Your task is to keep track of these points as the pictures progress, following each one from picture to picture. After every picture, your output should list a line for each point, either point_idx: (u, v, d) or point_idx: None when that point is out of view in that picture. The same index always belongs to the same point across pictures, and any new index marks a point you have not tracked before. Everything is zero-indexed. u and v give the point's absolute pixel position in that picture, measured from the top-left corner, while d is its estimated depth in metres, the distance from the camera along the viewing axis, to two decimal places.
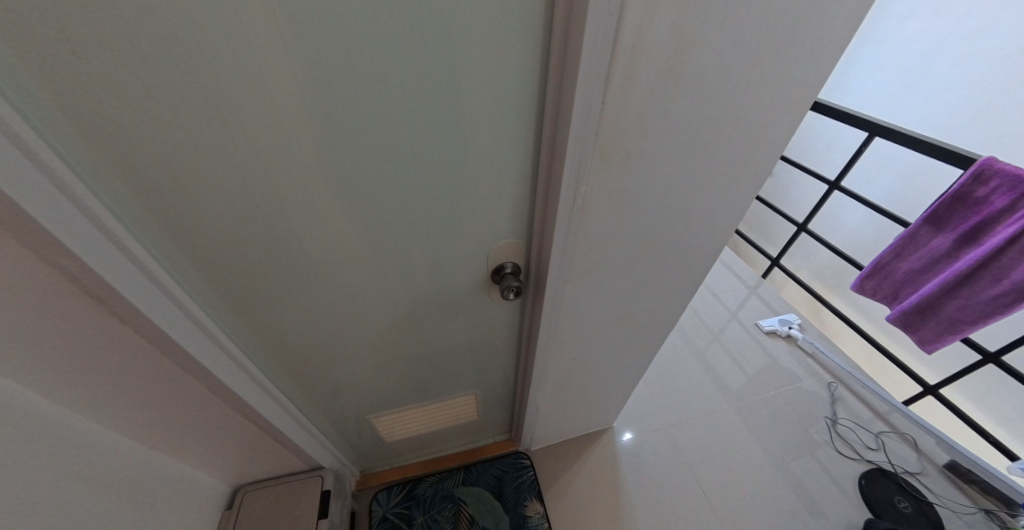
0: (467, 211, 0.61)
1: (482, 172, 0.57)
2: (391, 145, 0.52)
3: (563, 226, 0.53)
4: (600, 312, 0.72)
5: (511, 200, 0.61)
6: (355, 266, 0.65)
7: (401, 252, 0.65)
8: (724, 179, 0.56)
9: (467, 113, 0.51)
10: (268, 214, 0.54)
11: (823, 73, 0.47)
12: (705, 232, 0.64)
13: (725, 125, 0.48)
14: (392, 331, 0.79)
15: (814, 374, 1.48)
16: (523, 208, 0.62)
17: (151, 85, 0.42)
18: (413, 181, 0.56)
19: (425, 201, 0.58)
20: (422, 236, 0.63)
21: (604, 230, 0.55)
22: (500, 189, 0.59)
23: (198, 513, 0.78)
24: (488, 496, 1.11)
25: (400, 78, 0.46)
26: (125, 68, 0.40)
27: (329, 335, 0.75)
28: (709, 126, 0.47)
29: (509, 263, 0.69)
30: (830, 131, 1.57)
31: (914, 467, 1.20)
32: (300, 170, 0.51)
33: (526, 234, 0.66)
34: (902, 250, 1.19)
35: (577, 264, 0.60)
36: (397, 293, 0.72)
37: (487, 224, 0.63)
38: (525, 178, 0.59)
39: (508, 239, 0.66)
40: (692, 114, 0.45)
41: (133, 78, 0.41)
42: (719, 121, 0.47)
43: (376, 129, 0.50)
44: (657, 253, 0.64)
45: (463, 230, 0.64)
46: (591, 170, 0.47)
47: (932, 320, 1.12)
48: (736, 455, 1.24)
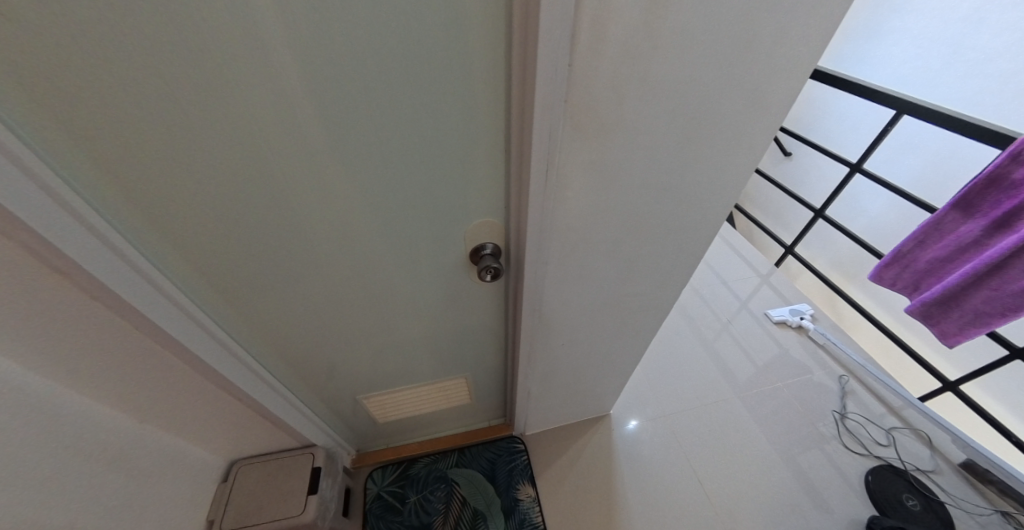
0: (445, 189, 0.58)
1: (457, 148, 0.54)
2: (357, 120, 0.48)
3: (538, 203, 0.50)
4: (585, 296, 0.70)
5: (489, 179, 0.58)
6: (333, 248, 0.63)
7: (378, 232, 0.63)
8: (713, 155, 0.52)
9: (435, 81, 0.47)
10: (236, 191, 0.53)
11: (820, 33, 0.43)
12: (695, 213, 0.60)
13: (710, 92, 0.44)
14: (379, 314, 0.78)
15: (824, 367, 1.42)
16: (503, 187, 0.59)
17: (87, 51, 0.38)
18: (384, 158, 0.53)
19: (399, 180, 0.56)
20: (398, 216, 0.61)
21: (582, 208, 0.52)
22: (478, 165, 0.56)
23: (193, 484, 0.80)
24: (481, 478, 1.11)
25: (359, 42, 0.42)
26: (57, 32, 0.37)
27: (314, 317, 0.74)
28: (691, 92, 0.44)
29: (489, 244, 0.67)
30: (853, 110, 1.46)
31: (926, 464, 1.14)
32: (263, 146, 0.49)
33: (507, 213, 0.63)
34: (926, 238, 1.12)
35: (555, 245, 0.57)
36: (381, 276, 0.71)
37: (466, 203, 0.61)
38: (504, 155, 0.55)
39: (486, 219, 0.63)
40: (671, 78, 0.41)
41: (66, 42, 0.38)
42: (704, 87, 0.43)
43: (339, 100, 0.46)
44: (643, 233, 0.61)
45: (441, 210, 0.61)
46: (563, 141, 0.43)
47: (955, 312, 1.06)
48: (737, 446, 1.21)
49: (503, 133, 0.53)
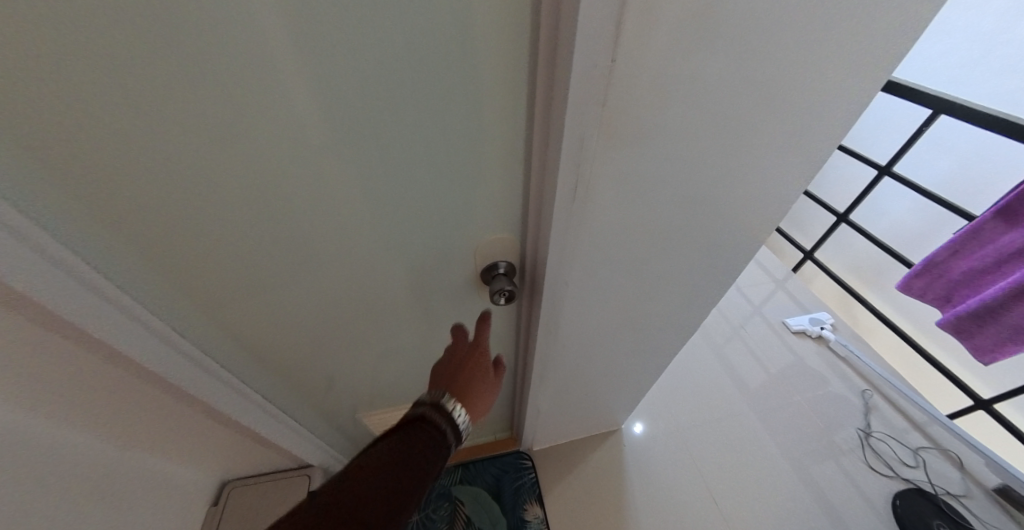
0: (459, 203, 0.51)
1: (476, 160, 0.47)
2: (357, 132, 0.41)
3: (562, 219, 0.43)
4: (605, 316, 0.63)
5: (505, 191, 0.52)
6: (327, 265, 0.57)
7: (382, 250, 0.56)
8: (762, 166, 0.45)
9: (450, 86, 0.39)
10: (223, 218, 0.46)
11: (906, 21, 0.35)
12: (733, 228, 0.53)
13: (771, 92, 0.37)
14: (379, 329, 0.73)
15: (846, 379, 1.35)
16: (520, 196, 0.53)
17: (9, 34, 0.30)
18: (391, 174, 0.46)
19: (409, 195, 0.49)
20: (404, 232, 0.54)
21: (610, 224, 0.46)
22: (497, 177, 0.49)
23: (181, 509, 0.75)
24: (486, 496, 1.06)
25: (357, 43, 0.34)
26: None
27: (310, 335, 0.68)
28: (749, 92, 0.36)
29: (501, 265, 0.61)
30: (881, 107, 1.37)
31: (957, 488, 1.08)
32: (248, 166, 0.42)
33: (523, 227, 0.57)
34: (961, 247, 1.05)
35: (578, 264, 0.50)
36: (382, 292, 0.64)
37: (480, 218, 0.54)
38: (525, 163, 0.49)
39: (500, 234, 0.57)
40: (728, 75, 0.34)
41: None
42: (764, 86, 0.36)
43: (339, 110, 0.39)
44: (675, 250, 0.54)
45: (452, 224, 0.54)
46: (595, 149, 0.37)
47: (991, 327, 1.00)
48: (756, 464, 1.15)
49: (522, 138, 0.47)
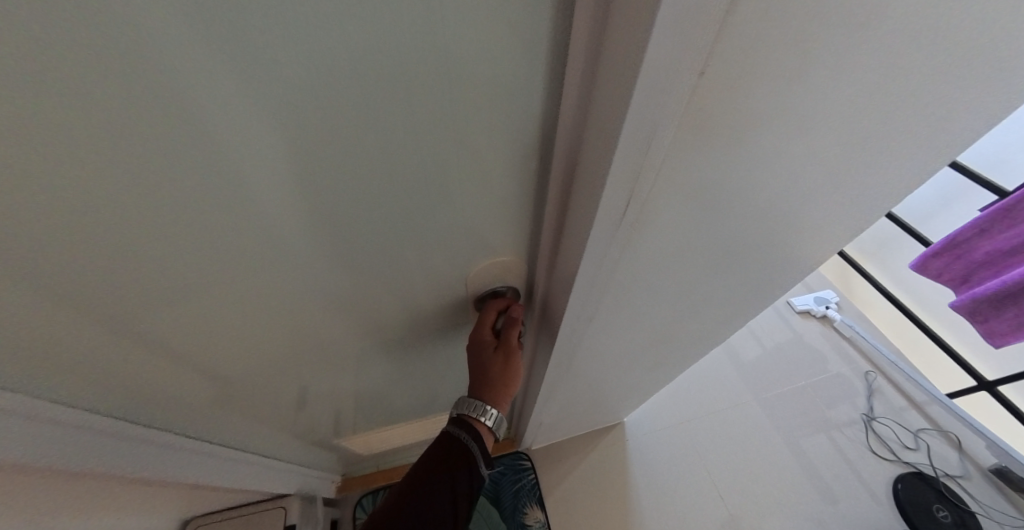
0: (465, 231, 0.36)
1: (492, 176, 0.31)
2: (308, 166, 0.23)
3: (598, 261, 0.30)
4: (629, 343, 0.53)
5: (527, 207, 0.36)
6: (295, 330, 0.40)
7: (368, 300, 0.41)
8: (871, 176, 0.32)
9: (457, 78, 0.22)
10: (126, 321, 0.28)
11: None
12: (800, 246, 0.42)
13: (932, 76, 0.24)
14: (364, 371, 0.59)
15: (849, 361, 1.32)
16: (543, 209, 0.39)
17: None
18: (377, 214, 0.29)
19: (400, 236, 0.33)
20: (395, 277, 0.39)
21: (658, 258, 0.34)
22: (513, 194, 0.33)
23: None
24: (485, 501, 1.02)
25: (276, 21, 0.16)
26: None
27: (279, 397, 0.53)
28: (901, 77, 0.23)
29: (499, 292, 0.48)
30: None
31: (955, 469, 1.08)
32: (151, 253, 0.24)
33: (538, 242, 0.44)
34: (989, 226, 0.94)
35: (608, 303, 0.39)
36: (366, 341, 0.50)
37: (489, 241, 0.39)
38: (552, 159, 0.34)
39: (499, 257, 0.42)
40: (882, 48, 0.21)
41: None
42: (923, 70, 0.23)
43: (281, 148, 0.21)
44: (724, 273, 0.43)
45: (453, 257, 0.40)
46: (659, 172, 0.23)
47: (1010, 311, 0.93)
48: (758, 455, 1.12)
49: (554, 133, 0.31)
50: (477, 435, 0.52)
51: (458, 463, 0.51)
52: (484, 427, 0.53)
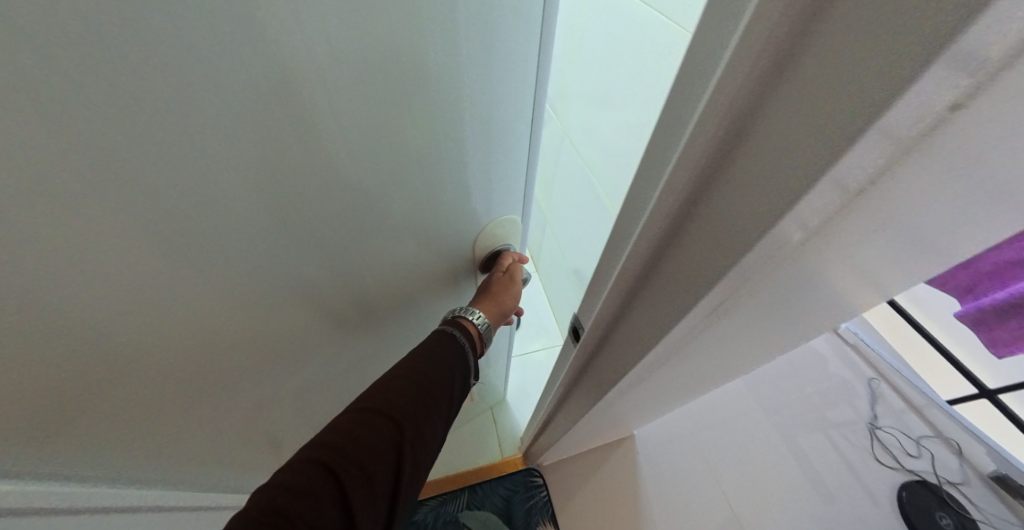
0: (464, 188, 0.45)
1: (478, 135, 0.41)
2: (358, 149, 0.31)
3: (670, 347, 0.29)
4: (666, 389, 0.51)
5: (498, 153, 0.47)
6: (330, 317, 0.44)
7: (391, 270, 0.48)
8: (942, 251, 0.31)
9: (447, 52, 0.31)
10: (237, 322, 0.34)
11: None
12: (851, 302, 0.41)
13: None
14: (381, 358, 0.63)
15: (852, 368, 1.34)
16: (511, 155, 0.50)
17: None
18: (407, 184, 0.38)
19: (420, 201, 0.41)
20: (410, 243, 0.46)
21: (726, 335, 0.32)
22: (491, 146, 0.44)
23: None
24: (497, 519, 1.04)
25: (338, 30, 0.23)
26: None
27: (313, 399, 0.56)
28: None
29: (510, 242, 0.66)
30: None
31: (955, 476, 1.10)
32: (251, 252, 0.30)
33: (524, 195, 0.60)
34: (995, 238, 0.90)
35: (666, 370, 0.38)
36: (382, 320, 0.55)
37: (477, 193, 0.49)
38: (515, 119, 0.45)
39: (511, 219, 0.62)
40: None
41: None
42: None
43: (349, 134, 0.29)
44: (775, 331, 0.42)
45: (448, 212, 0.47)
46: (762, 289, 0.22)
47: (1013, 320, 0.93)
48: (765, 461, 1.13)
49: (513, 94, 0.41)
50: (467, 333, 0.59)
51: (450, 362, 0.55)
52: (472, 326, 0.60)
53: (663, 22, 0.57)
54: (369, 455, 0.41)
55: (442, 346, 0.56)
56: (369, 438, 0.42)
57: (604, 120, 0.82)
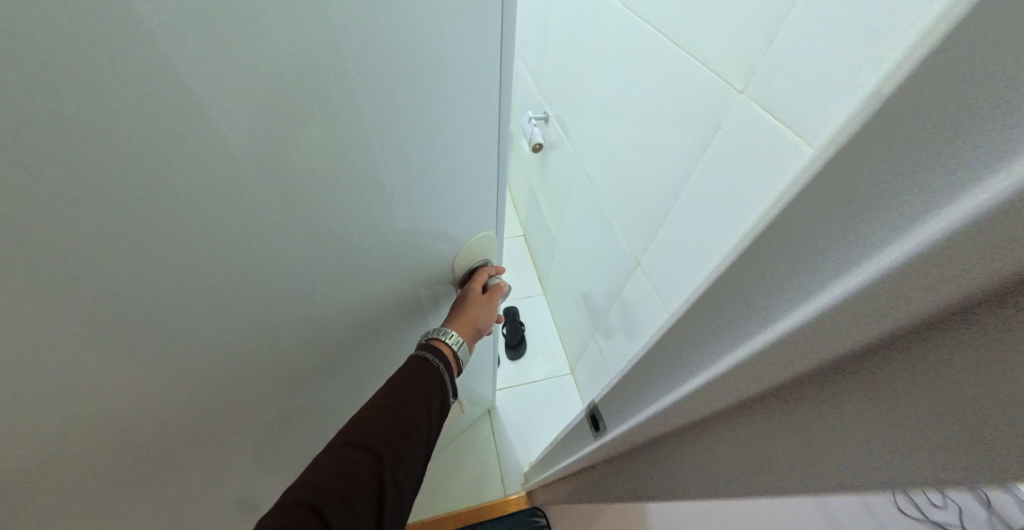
0: (426, 211, 0.42)
1: (433, 154, 0.36)
2: (277, 186, 0.27)
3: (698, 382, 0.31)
4: None
5: (465, 173, 0.42)
6: (286, 348, 0.42)
7: (357, 298, 0.45)
8: None
9: (371, 75, 0.26)
10: (164, 366, 0.32)
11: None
12: None
13: None
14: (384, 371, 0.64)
15: None
16: (483, 174, 0.44)
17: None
18: (350, 211, 0.34)
19: (372, 226, 0.38)
20: (375, 269, 0.43)
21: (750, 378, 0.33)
22: (452, 166, 0.39)
23: None
24: None
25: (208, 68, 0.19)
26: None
27: (294, 428, 0.55)
28: None
29: (488, 257, 0.59)
30: None
31: None
32: (168, 299, 0.28)
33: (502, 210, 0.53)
34: None
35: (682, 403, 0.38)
36: (358, 347, 0.53)
37: (446, 216, 0.45)
38: (482, 136, 0.40)
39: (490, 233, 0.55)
40: None
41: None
42: None
43: (258, 172, 0.25)
44: None
45: (416, 237, 0.44)
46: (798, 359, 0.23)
47: None
48: None
49: (476, 111, 0.36)
50: (443, 358, 0.53)
51: (429, 384, 0.50)
52: (447, 348, 0.53)
53: (687, 55, 0.52)
54: (352, 488, 0.41)
55: (423, 368, 0.51)
56: (353, 472, 0.42)
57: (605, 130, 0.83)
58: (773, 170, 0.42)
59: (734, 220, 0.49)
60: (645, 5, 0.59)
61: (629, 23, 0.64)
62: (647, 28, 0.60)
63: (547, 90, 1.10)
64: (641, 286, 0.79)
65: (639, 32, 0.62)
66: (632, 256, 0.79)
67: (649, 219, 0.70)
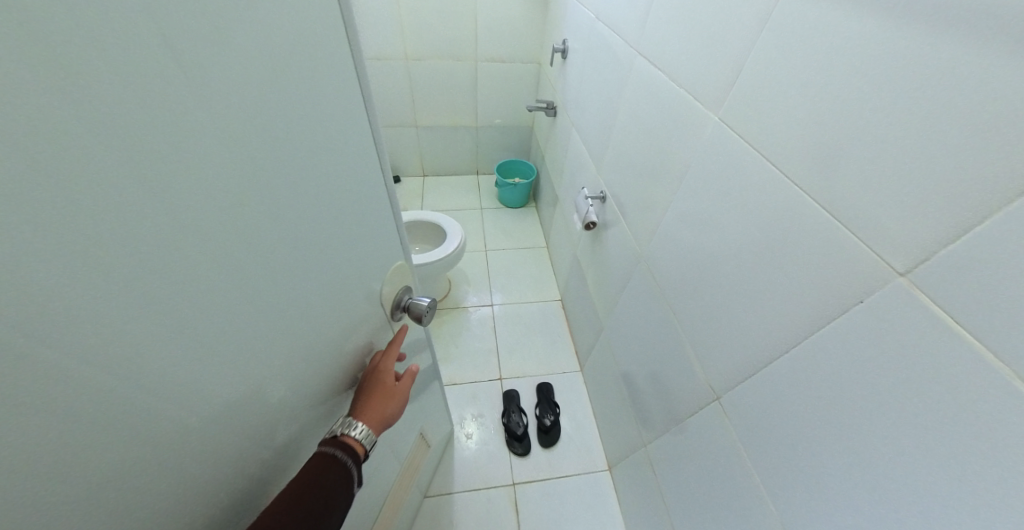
0: (343, 233, 0.40)
1: (324, 163, 0.35)
2: (263, 219, 0.30)
3: None
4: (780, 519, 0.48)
5: (359, 183, 0.41)
6: (265, 428, 0.38)
7: (310, 354, 0.41)
8: None
9: (266, 79, 0.27)
10: (164, 466, 0.28)
11: None
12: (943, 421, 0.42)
13: None
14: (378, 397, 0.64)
15: None
16: (374, 182, 0.44)
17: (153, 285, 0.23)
18: (276, 244, 0.32)
19: (302, 263, 0.35)
20: (318, 318, 0.40)
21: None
22: (346, 173, 0.38)
23: None
24: None
25: (119, 93, 0.19)
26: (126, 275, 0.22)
27: None
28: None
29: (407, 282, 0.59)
30: None
31: None
32: (135, 398, 0.24)
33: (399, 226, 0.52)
34: None
35: None
36: (319, 416, 0.48)
37: (359, 235, 0.43)
38: (360, 137, 0.39)
39: (399, 261, 0.56)
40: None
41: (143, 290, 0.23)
42: None
43: (166, 211, 0.23)
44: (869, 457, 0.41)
45: (365, 258, 0.46)
46: None
47: None
48: None
49: (343, 110, 0.36)
50: (354, 457, 0.47)
51: (331, 484, 0.44)
52: (357, 444, 0.48)
53: (814, 206, 0.45)
54: None
55: (323, 468, 0.44)
56: None
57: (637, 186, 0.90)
58: (904, 339, 0.37)
59: (873, 409, 0.40)
60: (715, 100, 0.60)
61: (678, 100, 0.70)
62: (753, 157, 0.53)
63: (608, 171, 1.05)
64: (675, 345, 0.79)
65: (740, 157, 0.56)
66: (697, 369, 0.70)
67: (729, 348, 0.61)
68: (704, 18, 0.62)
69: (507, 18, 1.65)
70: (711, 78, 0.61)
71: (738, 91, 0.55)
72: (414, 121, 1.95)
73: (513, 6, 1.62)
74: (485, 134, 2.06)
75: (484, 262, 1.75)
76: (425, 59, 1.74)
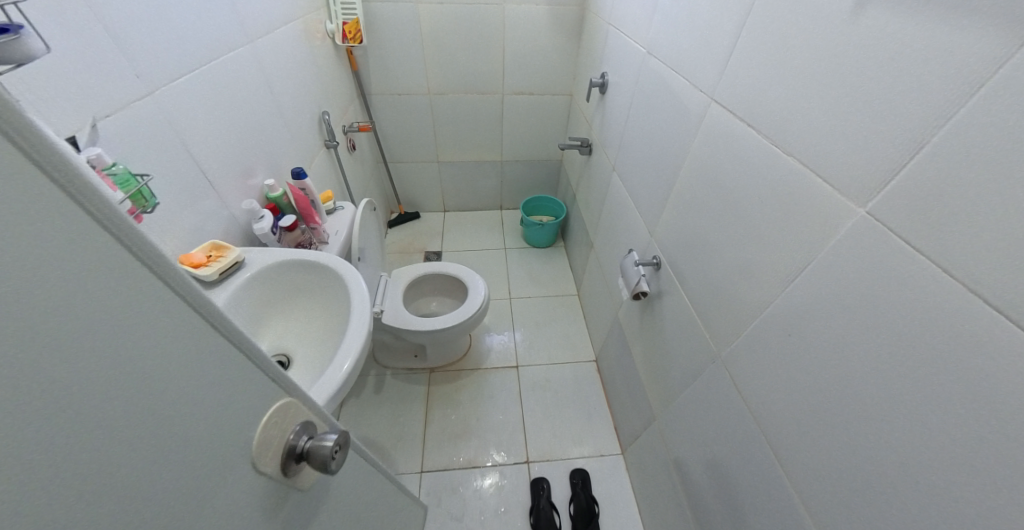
0: (118, 476, 0.22)
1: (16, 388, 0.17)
2: None
3: None
4: None
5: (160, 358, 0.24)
6: None
7: None
8: None
9: None
10: None
11: None
12: None
13: None
14: None
15: None
16: (201, 352, 0.27)
17: None
18: None
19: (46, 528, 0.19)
20: None
21: None
22: (105, 372, 0.21)
23: None
24: None
25: None
26: None
27: None
28: None
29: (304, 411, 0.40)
30: None
31: None
32: None
33: (275, 379, 0.35)
34: None
35: None
36: None
37: (175, 449, 0.25)
38: (142, 298, 0.23)
39: (282, 396, 0.37)
40: None
41: None
42: None
43: None
44: None
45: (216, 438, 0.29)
46: None
47: None
48: None
49: (81, 262, 0.19)
50: None
51: None
52: None
53: None
54: None
55: None
56: None
57: (703, 256, 0.73)
58: None
59: None
60: (838, 175, 0.44)
61: (771, 166, 0.54)
62: (953, 284, 0.35)
63: (663, 234, 0.88)
64: (761, 468, 0.60)
65: (921, 277, 0.37)
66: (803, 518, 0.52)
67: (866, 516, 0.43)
68: (833, 66, 0.44)
69: (537, 49, 1.53)
70: (850, 152, 0.43)
71: (918, 176, 0.37)
72: (436, 156, 1.84)
73: (544, 38, 1.50)
74: (510, 169, 1.92)
75: (509, 313, 1.58)
76: (449, 93, 1.63)
